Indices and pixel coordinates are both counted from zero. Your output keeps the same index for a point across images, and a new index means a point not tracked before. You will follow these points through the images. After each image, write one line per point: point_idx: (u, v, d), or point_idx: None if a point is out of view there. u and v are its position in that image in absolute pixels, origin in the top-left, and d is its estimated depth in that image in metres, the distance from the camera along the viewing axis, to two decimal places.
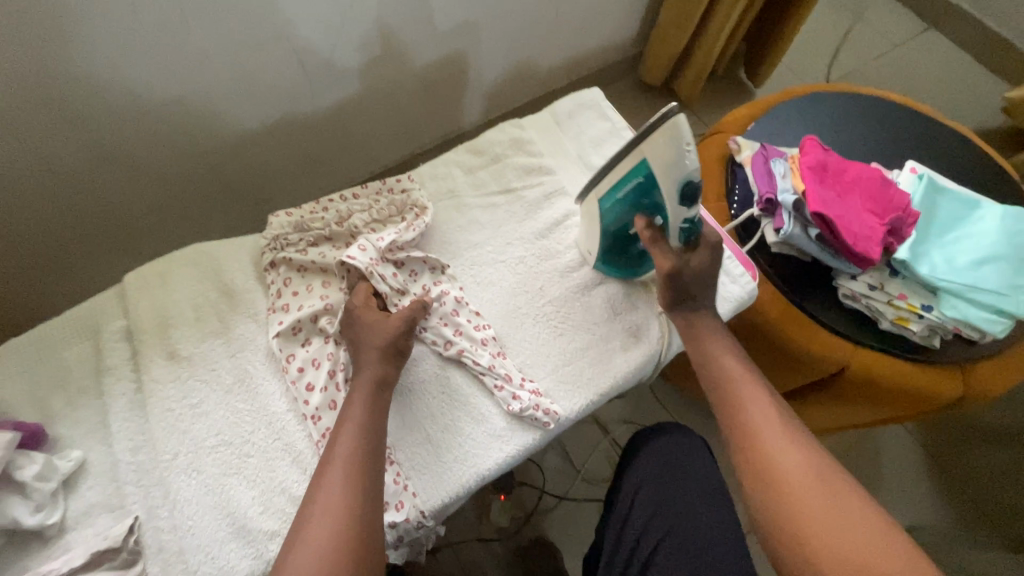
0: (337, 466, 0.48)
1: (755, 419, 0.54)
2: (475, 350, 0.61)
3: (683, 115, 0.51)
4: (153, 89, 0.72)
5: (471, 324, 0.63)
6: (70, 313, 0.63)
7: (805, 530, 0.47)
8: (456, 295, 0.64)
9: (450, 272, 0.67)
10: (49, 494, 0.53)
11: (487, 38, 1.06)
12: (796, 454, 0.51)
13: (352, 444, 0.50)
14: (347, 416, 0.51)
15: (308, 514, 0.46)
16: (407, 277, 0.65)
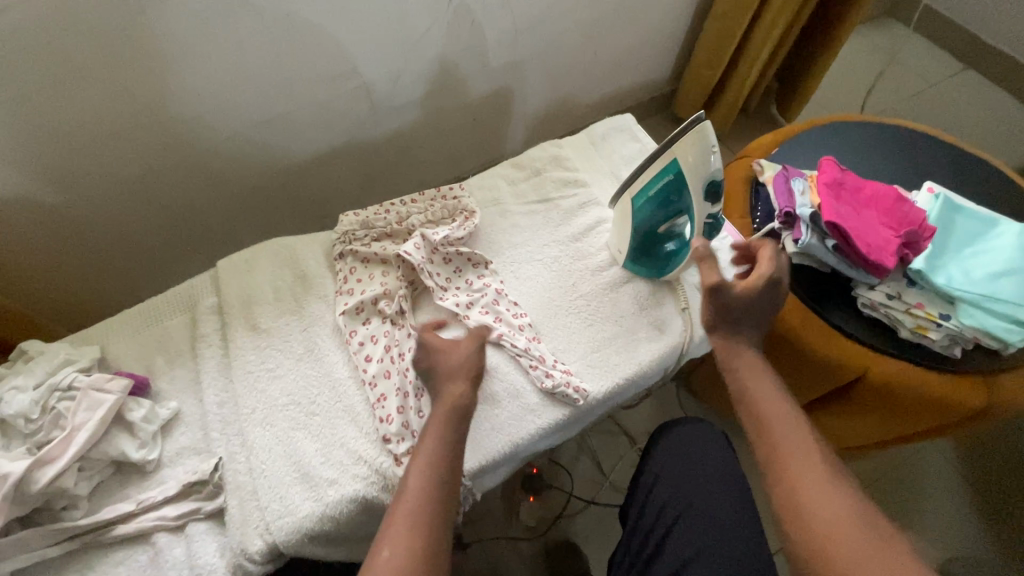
0: (421, 488, 0.50)
1: (795, 456, 0.51)
2: (514, 334, 0.69)
3: (709, 122, 0.57)
4: (250, 106, 0.88)
5: (510, 312, 0.71)
6: (174, 290, 0.75)
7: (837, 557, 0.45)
8: (497, 287, 0.73)
9: (493, 267, 0.75)
10: (151, 434, 0.63)
11: (532, 75, 1.19)
12: (840, 499, 0.48)
13: (437, 465, 0.52)
14: (434, 439, 0.54)
15: (392, 534, 0.47)
16: (453, 272, 0.74)
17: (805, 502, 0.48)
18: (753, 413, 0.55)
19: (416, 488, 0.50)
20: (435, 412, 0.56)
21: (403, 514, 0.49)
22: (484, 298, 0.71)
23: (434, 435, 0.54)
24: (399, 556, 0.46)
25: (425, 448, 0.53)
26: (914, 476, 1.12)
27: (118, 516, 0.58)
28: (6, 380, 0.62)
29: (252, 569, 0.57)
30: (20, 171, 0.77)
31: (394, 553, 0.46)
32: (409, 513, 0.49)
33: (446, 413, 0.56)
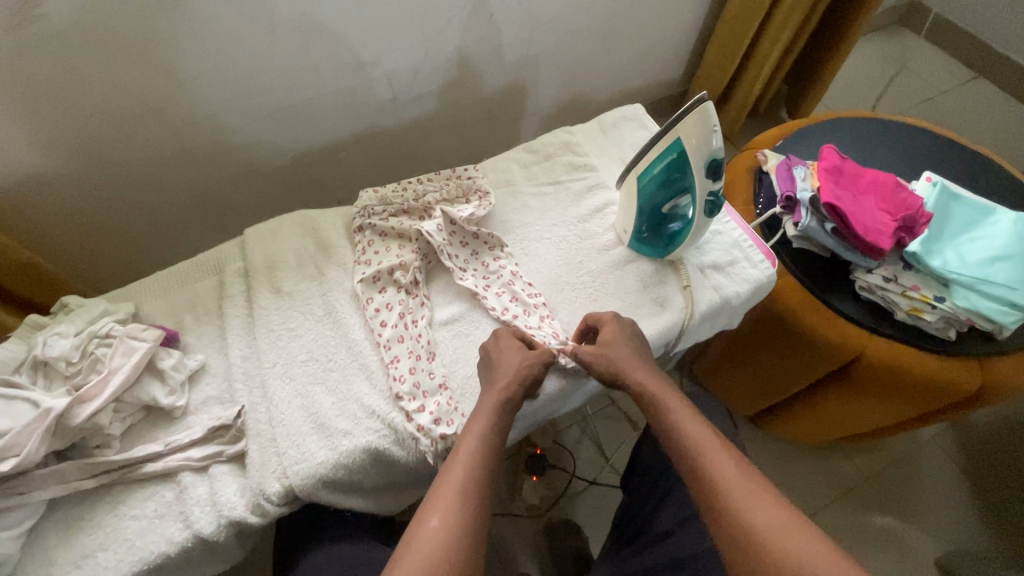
0: (462, 470, 0.53)
1: (718, 471, 0.53)
2: (527, 313, 0.72)
3: (711, 103, 0.59)
4: (277, 92, 0.93)
5: (526, 292, 0.74)
6: (203, 256, 0.80)
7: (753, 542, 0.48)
8: (512, 268, 0.76)
9: (507, 249, 0.78)
10: (179, 382, 0.67)
11: (547, 71, 1.23)
12: (767, 509, 0.49)
13: (479, 454, 0.55)
14: (476, 432, 0.57)
15: (436, 506, 0.50)
16: (470, 256, 0.77)
17: (734, 520, 0.49)
18: (675, 443, 0.57)
19: (458, 471, 0.53)
20: (481, 408, 0.59)
21: (447, 491, 0.51)
22: (492, 279, 0.75)
23: (478, 427, 0.57)
24: (444, 524, 0.48)
25: (470, 435, 0.56)
26: (914, 471, 1.13)
27: (148, 455, 0.62)
28: (49, 327, 0.67)
29: (269, 508, 0.61)
30: (66, 142, 0.82)
31: (441, 522, 0.48)
32: (453, 489, 0.51)
33: (492, 410, 0.59)
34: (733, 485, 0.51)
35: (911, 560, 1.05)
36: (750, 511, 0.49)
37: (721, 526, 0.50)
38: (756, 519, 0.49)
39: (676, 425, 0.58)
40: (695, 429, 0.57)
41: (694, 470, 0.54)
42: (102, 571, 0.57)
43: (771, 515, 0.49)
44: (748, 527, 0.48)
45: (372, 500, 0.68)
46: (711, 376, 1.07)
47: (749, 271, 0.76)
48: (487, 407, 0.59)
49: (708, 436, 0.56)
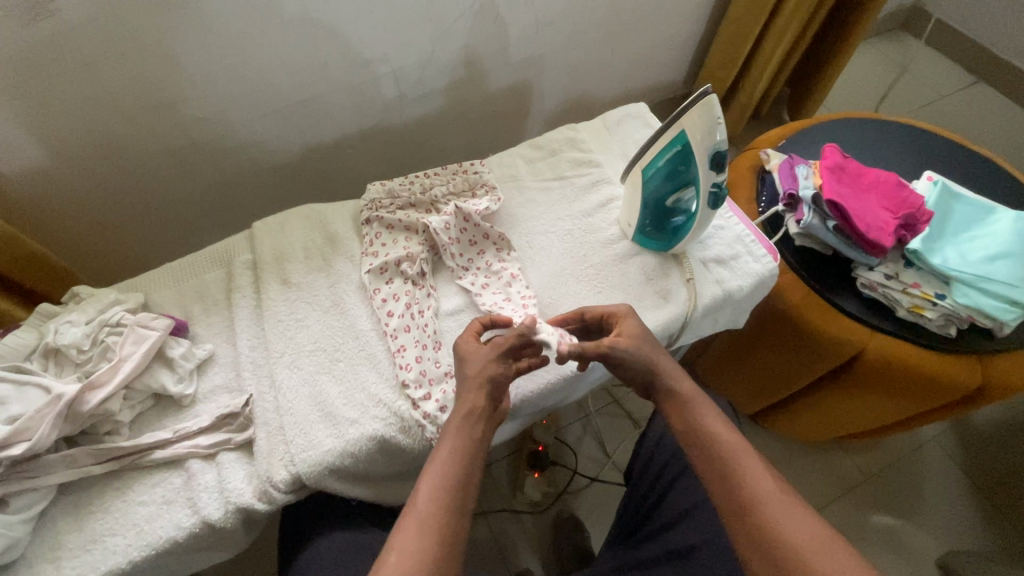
0: (428, 500, 0.49)
1: (755, 485, 0.52)
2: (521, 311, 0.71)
3: (715, 96, 0.60)
4: (284, 88, 0.94)
5: (523, 291, 0.74)
6: (211, 248, 0.81)
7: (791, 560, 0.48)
8: (515, 268, 0.76)
9: (515, 250, 0.79)
10: (188, 370, 0.68)
11: (552, 71, 1.24)
12: (805, 525, 0.50)
13: (447, 481, 0.50)
14: (446, 453, 0.52)
15: (398, 539, 0.46)
16: (475, 254, 0.78)
17: (768, 528, 0.50)
18: (706, 449, 0.56)
19: (424, 498, 0.49)
20: (448, 425, 0.55)
21: (411, 520, 0.48)
22: (494, 280, 0.76)
23: (449, 447, 0.53)
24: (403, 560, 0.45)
25: (435, 460, 0.52)
26: (915, 470, 1.14)
27: (157, 442, 0.63)
28: (60, 316, 0.67)
29: (277, 496, 0.62)
30: (77, 135, 0.83)
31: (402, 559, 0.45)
32: (415, 522, 0.47)
33: (463, 428, 0.54)
34: (767, 494, 0.52)
35: (911, 560, 1.05)
36: (783, 522, 0.50)
37: (748, 533, 0.51)
38: (788, 530, 0.49)
39: (709, 430, 0.57)
40: (728, 436, 0.56)
41: (723, 478, 0.54)
42: (111, 555, 0.58)
43: (806, 525, 0.50)
44: (778, 535, 0.49)
45: (377, 489, 0.69)
46: (713, 373, 1.08)
47: (751, 265, 0.77)
48: (457, 425, 0.54)
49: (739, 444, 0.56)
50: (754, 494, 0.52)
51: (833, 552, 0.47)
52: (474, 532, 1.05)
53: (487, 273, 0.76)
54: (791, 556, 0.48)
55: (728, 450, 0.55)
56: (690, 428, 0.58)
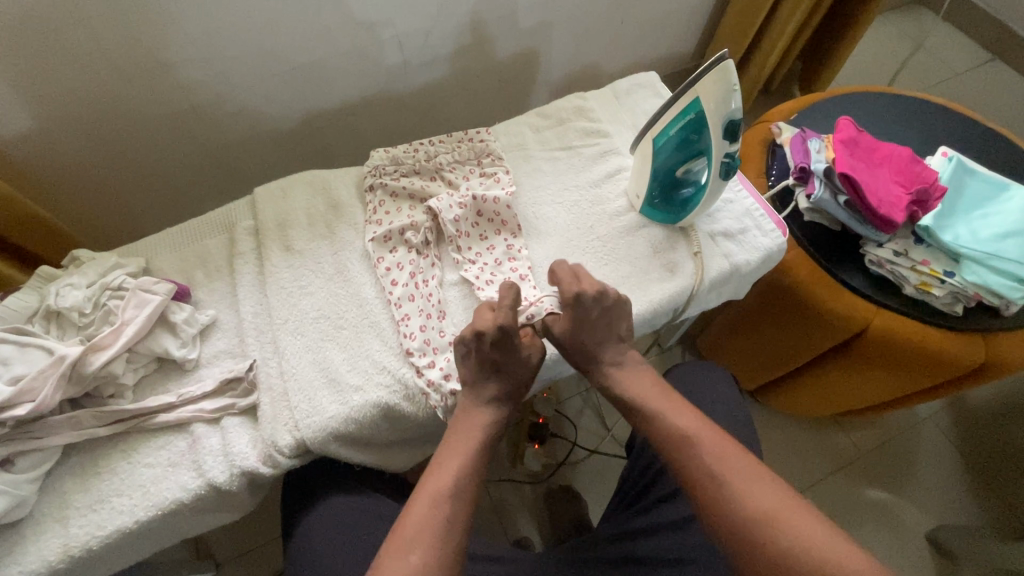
0: (437, 507, 0.50)
1: (723, 466, 0.52)
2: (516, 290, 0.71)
3: (732, 61, 0.58)
4: (285, 53, 0.91)
5: (522, 270, 0.72)
6: (212, 214, 0.79)
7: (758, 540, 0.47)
8: (517, 251, 0.74)
9: (523, 233, 0.77)
10: (191, 336, 0.67)
11: (560, 38, 1.21)
12: (770, 497, 0.49)
13: (455, 489, 0.52)
14: (458, 462, 0.55)
15: (404, 537, 0.48)
16: (476, 234, 0.75)
17: (732, 510, 0.49)
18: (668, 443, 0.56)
19: (430, 504, 0.50)
20: (465, 428, 0.59)
21: (419, 523, 0.49)
22: (495, 252, 0.74)
23: (457, 461, 0.55)
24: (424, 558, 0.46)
25: (453, 457, 0.56)
26: (911, 448, 1.15)
27: (161, 406, 0.63)
28: (61, 278, 0.67)
29: (281, 460, 0.62)
30: (72, 95, 0.81)
31: (424, 557, 0.46)
32: (427, 521, 0.49)
33: (470, 449, 0.57)
34: (726, 475, 0.51)
35: (902, 533, 1.07)
36: (749, 498, 0.49)
37: (712, 515, 0.51)
38: (748, 509, 0.49)
39: (668, 426, 0.57)
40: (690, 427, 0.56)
41: (686, 467, 0.54)
42: (118, 514, 0.59)
43: (769, 499, 0.49)
44: (741, 515, 0.49)
45: (381, 456, 0.69)
46: (716, 348, 1.08)
47: (759, 240, 0.76)
48: (464, 445, 0.57)
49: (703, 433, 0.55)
50: (719, 475, 0.51)
51: (797, 522, 0.47)
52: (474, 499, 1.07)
53: (491, 247, 0.75)
54: (758, 536, 0.47)
55: (694, 442, 0.55)
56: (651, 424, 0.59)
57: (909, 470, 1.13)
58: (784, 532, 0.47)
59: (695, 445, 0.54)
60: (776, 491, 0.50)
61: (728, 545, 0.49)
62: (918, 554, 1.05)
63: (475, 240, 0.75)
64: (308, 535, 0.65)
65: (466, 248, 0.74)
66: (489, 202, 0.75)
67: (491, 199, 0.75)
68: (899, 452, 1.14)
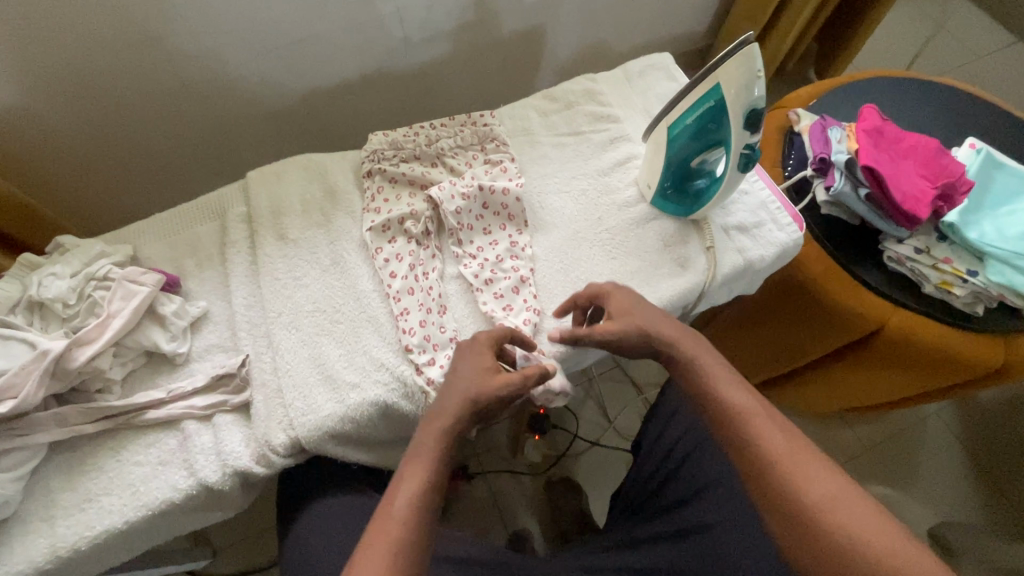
0: (394, 539, 0.44)
1: (780, 446, 0.49)
2: (517, 289, 0.68)
3: (757, 45, 0.54)
4: (278, 28, 0.86)
5: (524, 269, 0.69)
6: (202, 199, 0.76)
7: (814, 527, 0.44)
8: (520, 248, 0.71)
9: (530, 226, 0.73)
10: (181, 328, 0.65)
11: (568, 15, 1.15)
12: (829, 482, 0.46)
13: (425, 500, 0.47)
14: (418, 478, 0.48)
15: (370, 541, 0.44)
16: (479, 225, 0.72)
17: (790, 492, 0.46)
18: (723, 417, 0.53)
19: (386, 537, 0.44)
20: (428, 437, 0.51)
21: (376, 555, 0.43)
22: (499, 246, 0.71)
23: (419, 478, 0.48)
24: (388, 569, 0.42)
25: (413, 472, 0.48)
26: (917, 446, 1.13)
27: (150, 402, 0.61)
28: (43, 267, 0.63)
29: (275, 460, 0.60)
30: (53, 69, 0.76)
31: None
32: (396, 525, 0.45)
33: (435, 461, 0.49)
34: (785, 459, 0.48)
35: (905, 529, 1.06)
36: (805, 482, 0.46)
37: (767, 495, 0.48)
38: (809, 493, 0.46)
39: (723, 399, 0.53)
40: (748, 404, 0.52)
41: (746, 441, 0.50)
42: (107, 514, 0.57)
43: (829, 487, 0.46)
44: (798, 497, 0.46)
45: (380, 454, 0.67)
46: (722, 341, 1.06)
47: (774, 234, 0.73)
48: (426, 456, 0.50)
49: (760, 413, 0.52)
50: (780, 454, 0.48)
51: (858, 514, 0.44)
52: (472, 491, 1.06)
53: (495, 240, 0.71)
54: (814, 523, 0.44)
55: (756, 419, 0.51)
56: (699, 397, 0.55)
57: (914, 466, 1.12)
58: (843, 523, 0.44)
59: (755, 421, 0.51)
60: (834, 479, 0.46)
61: (781, 529, 0.46)
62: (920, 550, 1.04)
63: (478, 232, 0.72)
64: (304, 535, 0.63)
65: (468, 240, 0.71)
66: (495, 192, 0.72)
67: (495, 189, 0.71)
68: (905, 447, 1.13)
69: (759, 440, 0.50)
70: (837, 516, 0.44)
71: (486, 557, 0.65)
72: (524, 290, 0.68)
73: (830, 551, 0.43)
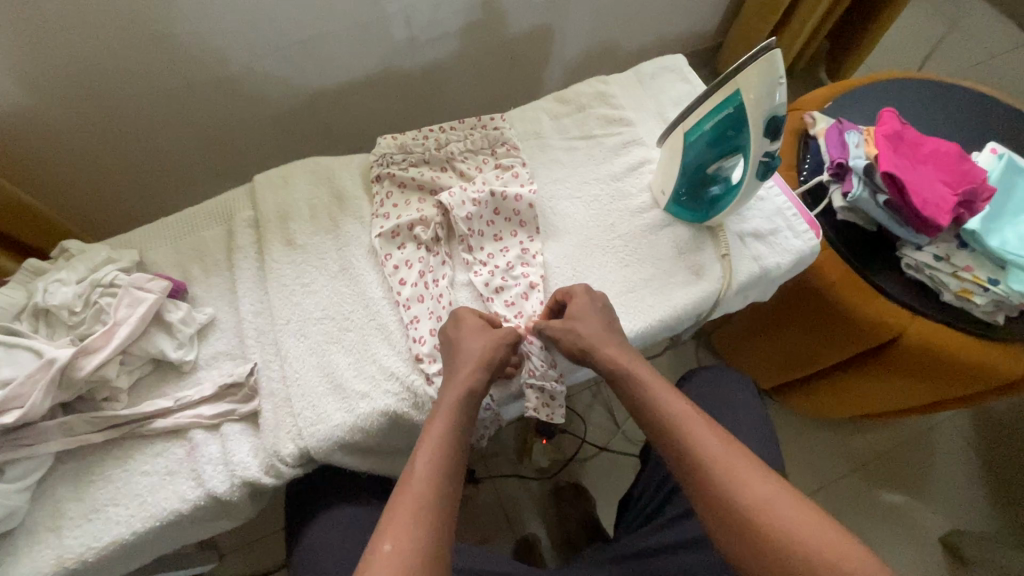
0: (419, 494, 0.46)
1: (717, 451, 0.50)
2: (527, 296, 0.67)
3: (780, 50, 0.52)
4: (284, 28, 0.85)
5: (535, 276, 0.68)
6: (208, 203, 0.75)
7: (758, 531, 0.45)
8: (530, 254, 0.70)
9: (541, 233, 0.72)
10: (188, 336, 0.64)
11: (578, 14, 1.13)
12: (768, 486, 0.47)
13: (442, 458, 0.49)
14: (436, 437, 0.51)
15: (398, 524, 0.44)
16: (489, 231, 0.71)
17: (727, 501, 0.47)
18: (655, 425, 0.54)
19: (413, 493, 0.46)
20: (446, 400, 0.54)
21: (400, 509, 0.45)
22: (510, 252, 0.70)
23: (437, 439, 0.51)
24: (418, 551, 0.43)
25: (435, 432, 0.51)
26: (928, 452, 1.12)
27: (157, 411, 0.60)
28: (49, 273, 0.63)
29: (284, 470, 0.59)
30: (58, 71, 0.75)
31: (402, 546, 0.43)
32: (421, 506, 0.46)
33: (452, 421, 0.52)
34: (724, 466, 0.49)
35: (916, 536, 1.05)
36: (745, 488, 0.47)
37: (706, 502, 0.49)
38: (748, 499, 0.47)
39: (660, 407, 0.54)
40: (685, 409, 0.53)
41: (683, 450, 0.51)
42: (114, 525, 0.56)
43: (768, 492, 0.47)
44: (738, 504, 0.47)
45: (389, 464, 0.66)
46: (733, 346, 1.05)
47: (790, 241, 0.71)
48: (445, 417, 0.52)
49: (694, 415, 0.53)
50: (718, 461, 0.49)
51: (794, 515, 0.45)
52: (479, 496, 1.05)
53: (506, 247, 0.70)
54: (756, 529, 0.46)
55: (696, 425, 0.52)
56: (641, 405, 0.56)
57: (926, 472, 1.11)
58: (782, 527, 0.45)
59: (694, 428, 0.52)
60: (771, 484, 0.48)
61: (723, 536, 0.47)
62: (931, 558, 1.03)
63: (488, 238, 0.71)
64: (312, 545, 0.62)
65: (478, 247, 0.70)
66: (506, 198, 0.70)
67: (507, 195, 0.70)
68: (917, 453, 1.12)
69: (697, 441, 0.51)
70: (772, 514, 0.46)
71: (498, 568, 0.65)
72: (533, 296, 0.67)
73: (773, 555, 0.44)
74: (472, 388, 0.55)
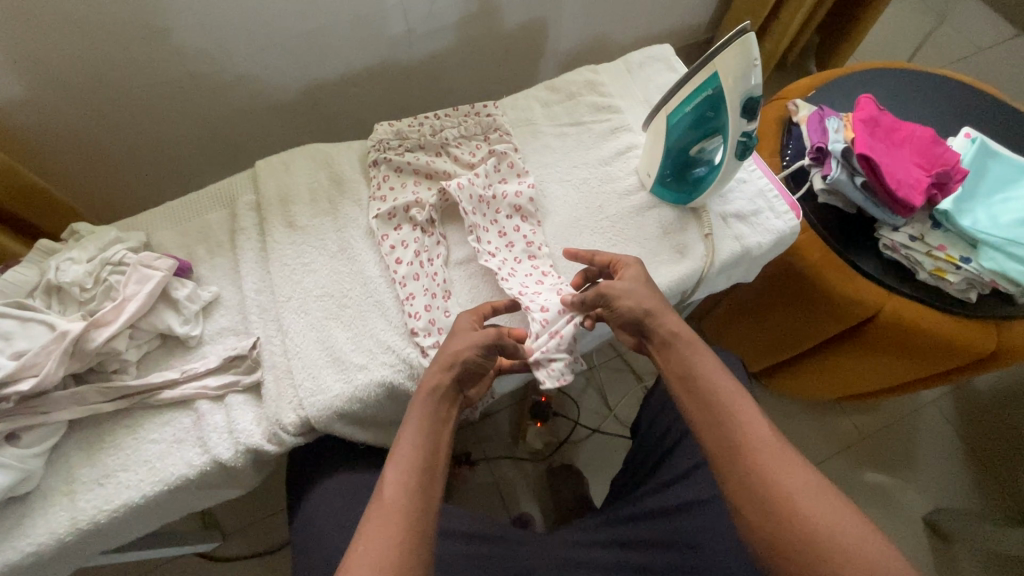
0: (398, 492, 0.48)
1: (755, 432, 0.52)
2: (519, 265, 0.70)
3: (754, 34, 0.55)
4: (284, 22, 0.87)
5: (527, 248, 0.71)
6: (212, 187, 0.78)
7: (787, 512, 0.48)
8: (528, 234, 0.72)
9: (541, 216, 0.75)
10: (194, 312, 0.67)
11: (570, 8, 1.16)
12: (799, 473, 0.49)
13: (420, 455, 0.51)
14: (412, 435, 0.52)
15: (368, 530, 0.46)
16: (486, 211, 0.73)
17: (764, 482, 0.49)
18: (688, 386, 0.57)
19: (393, 491, 0.48)
20: (416, 399, 0.55)
21: (384, 510, 0.47)
22: (514, 247, 0.71)
23: (413, 438, 0.52)
24: (391, 550, 0.44)
25: (408, 432, 0.52)
26: (912, 434, 1.15)
27: (165, 382, 0.63)
28: (61, 252, 0.65)
29: (286, 438, 0.62)
30: (66, 60, 0.78)
31: (386, 544, 0.45)
32: (394, 509, 0.47)
33: (424, 420, 0.53)
34: (758, 452, 0.51)
35: (900, 516, 1.08)
36: (780, 474, 0.49)
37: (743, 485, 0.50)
38: (780, 484, 0.49)
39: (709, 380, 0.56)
40: (730, 387, 0.55)
41: (733, 428, 0.53)
42: (125, 489, 0.59)
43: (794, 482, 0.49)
44: (776, 487, 0.49)
45: (386, 433, 0.69)
46: (720, 329, 1.08)
47: (772, 222, 0.74)
48: (418, 418, 0.53)
49: (739, 393, 0.55)
50: (755, 444, 0.51)
51: (822, 503, 0.47)
52: (475, 476, 1.08)
53: (499, 226, 0.73)
54: (785, 508, 0.48)
55: (743, 410, 0.53)
56: (685, 378, 0.57)
57: (912, 454, 1.14)
58: (801, 511, 0.47)
59: (744, 412, 0.53)
60: (806, 474, 0.49)
61: (750, 511, 0.50)
62: (914, 536, 1.06)
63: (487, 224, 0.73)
64: (313, 510, 0.65)
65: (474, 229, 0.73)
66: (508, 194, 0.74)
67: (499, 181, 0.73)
68: (903, 435, 1.15)
69: (743, 420, 0.53)
70: (794, 501, 0.48)
71: (492, 531, 0.67)
72: (548, 281, 0.69)
73: (797, 536, 0.47)
74: (437, 384, 0.55)
